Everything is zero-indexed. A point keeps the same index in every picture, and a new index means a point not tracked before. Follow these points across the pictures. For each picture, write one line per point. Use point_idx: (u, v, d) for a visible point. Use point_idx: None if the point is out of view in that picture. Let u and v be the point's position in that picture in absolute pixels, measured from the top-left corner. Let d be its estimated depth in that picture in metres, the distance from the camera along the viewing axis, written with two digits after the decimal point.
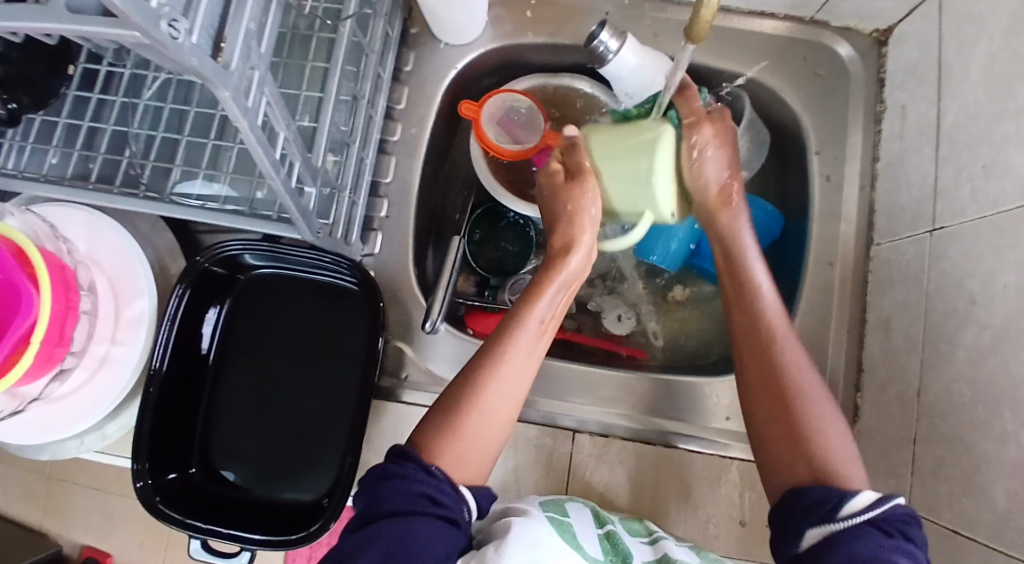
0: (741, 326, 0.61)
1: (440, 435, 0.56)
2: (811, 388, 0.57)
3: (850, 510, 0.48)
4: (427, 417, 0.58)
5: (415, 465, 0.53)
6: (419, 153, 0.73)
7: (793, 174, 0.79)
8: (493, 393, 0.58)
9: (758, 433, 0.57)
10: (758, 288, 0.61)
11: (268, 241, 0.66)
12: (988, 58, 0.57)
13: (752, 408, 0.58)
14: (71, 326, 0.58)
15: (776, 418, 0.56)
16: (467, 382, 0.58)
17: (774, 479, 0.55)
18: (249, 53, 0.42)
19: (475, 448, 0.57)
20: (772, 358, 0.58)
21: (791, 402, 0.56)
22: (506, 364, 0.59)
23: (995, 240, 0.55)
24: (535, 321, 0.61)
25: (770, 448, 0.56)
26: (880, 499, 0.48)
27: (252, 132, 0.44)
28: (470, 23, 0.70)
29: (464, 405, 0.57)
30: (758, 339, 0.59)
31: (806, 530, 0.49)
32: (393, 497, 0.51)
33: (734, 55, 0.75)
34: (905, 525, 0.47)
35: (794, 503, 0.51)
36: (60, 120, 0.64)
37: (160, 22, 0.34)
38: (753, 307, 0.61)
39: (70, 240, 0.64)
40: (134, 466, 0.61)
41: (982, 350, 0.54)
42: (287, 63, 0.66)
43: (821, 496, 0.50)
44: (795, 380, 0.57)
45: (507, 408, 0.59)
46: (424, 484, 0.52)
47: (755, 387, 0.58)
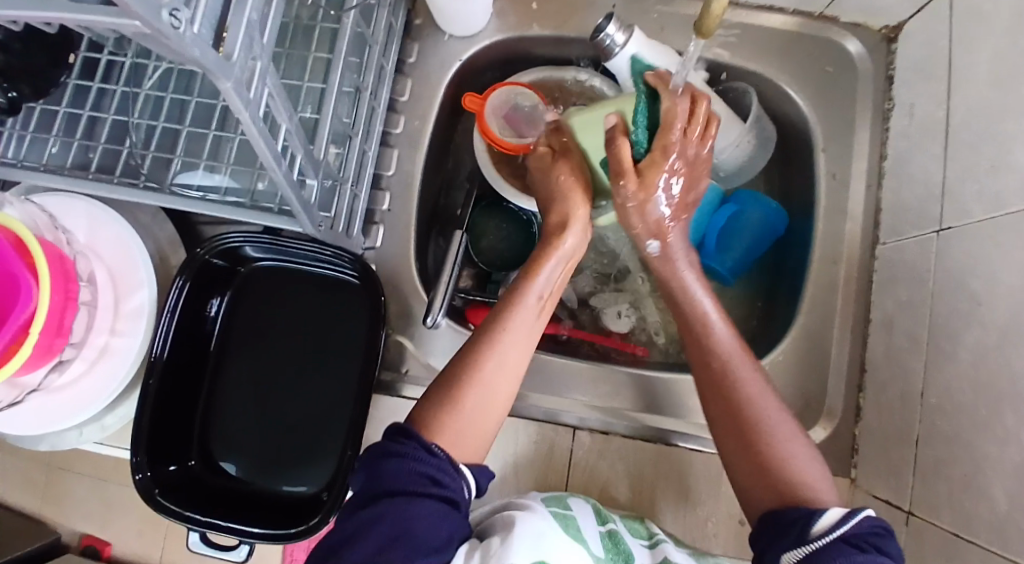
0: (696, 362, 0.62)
1: (441, 411, 0.57)
2: (775, 408, 0.58)
3: (820, 529, 0.49)
4: (428, 395, 0.59)
5: (416, 443, 0.53)
6: (421, 146, 0.73)
7: (798, 171, 0.78)
8: (492, 368, 0.59)
9: (725, 451, 0.58)
10: (709, 325, 0.62)
11: (269, 233, 0.66)
12: (997, 52, 0.56)
13: (716, 428, 0.59)
14: (70, 317, 0.58)
15: (740, 444, 0.57)
16: (464, 360, 0.59)
17: (753, 501, 0.55)
18: (252, 44, 0.42)
19: (475, 423, 0.57)
20: (729, 387, 0.59)
21: (754, 429, 0.57)
22: (503, 340, 0.60)
23: (1001, 238, 0.54)
24: (533, 297, 0.62)
25: (738, 472, 0.57)
26: (851, 512, 0.49)
27: (254, 124, 0.44)
28: (474, 14, 0.70)
29: (463, 381, 0.58)
30: (715, 368, 0.60)
31: (781, 552, 0.50)
32: (396, 477, 0.51)
33: (741, 50, 0.74)
34: (877, 536, 0.48)
35: (772, 522, 0.52)
36: (60, 110, 0.63)
37: (162, 12, 0.34)
38: (706, 342, 0.61)
39: (70, 231, 0.63)
40: (134, 458, 0.61)
41: (986, 350, 0.54)
42: (290, 54, 0.65)
43: (794, 517, 0.51)
44: (755, 391, 0.58)
45: (506, 384, 0.60)
46: (425, 463, 0.52)
47: (718, 405, 0.59)
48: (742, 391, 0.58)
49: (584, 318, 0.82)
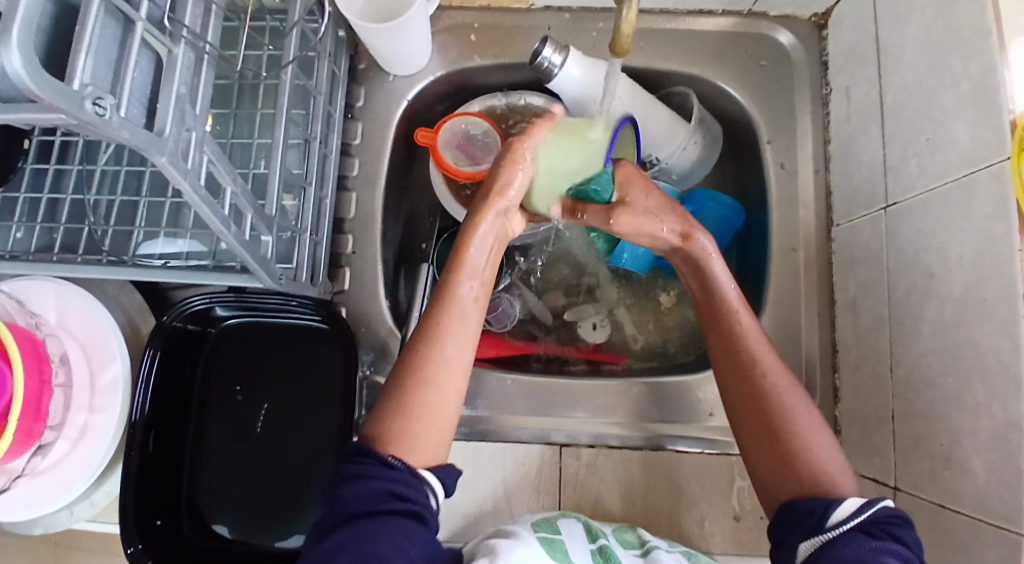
0: (722, 349, 0.62)
1: (394, 419, 0.56)
2: (806, 414, 0.58)
3: (837, 519, 0.50)
4: (378, 407, 0.58)
5: (373, 460, 0.54)
6: (378, 186, 0.74)
7: (749, 164, 0.79)
8: (439, 369, 0.58)
9: (746, 445, 0.59)
10: (734, 309, 0.62)
11: (233, 292, 0.67)
12: (922, 32, 0.58)
13: (737, 422, 0.60)
14: (47, 398, 0.59)
15: (763, 440, 0.57)
16: (409, 367, 0.58)
17: (767, 492, 0.57)
18: (184, 116, 0.42)
19: (429, 424, 0.57)
20: (751, 376, 0.59)
21: (776, 421, 0.57)
22: (446, 338, 0.59)
23: (945, 212, 0.55)
24: (467, 290, 0.61)
25: (761, 467, 0.57)
26: (867, 503, 0.50)
27: (195, 193, 0.45)
28: (414, 53, 0.71)
29: (412, 385, 0.57)
30: (739, 359, 0.60)
31: (796, 546, 0.51)
32: (358, 499, 0.52)
33: (678, 54, 0.75)
34: (892, 525, 0.50)
35: (790, 512, 0.53)
36: (20, 196, 0.65)
37: (85, 101, 0.34)
38: (729, 325, 0.62)
39: (39, 314, 0.64)
40: (123, 532, 0.62)
41: (946, 322, 0.55)
42: (237, 114, 0.66)
43: (810, 507, 0.52)
44: (782, 396, 0.58)
45: (457, 381, 0.59)
46: (386, 478, 0.53)
47: (734, 392, 0.60)
48: (762, 385, 0.59)
49: (561, 332, 0.83)
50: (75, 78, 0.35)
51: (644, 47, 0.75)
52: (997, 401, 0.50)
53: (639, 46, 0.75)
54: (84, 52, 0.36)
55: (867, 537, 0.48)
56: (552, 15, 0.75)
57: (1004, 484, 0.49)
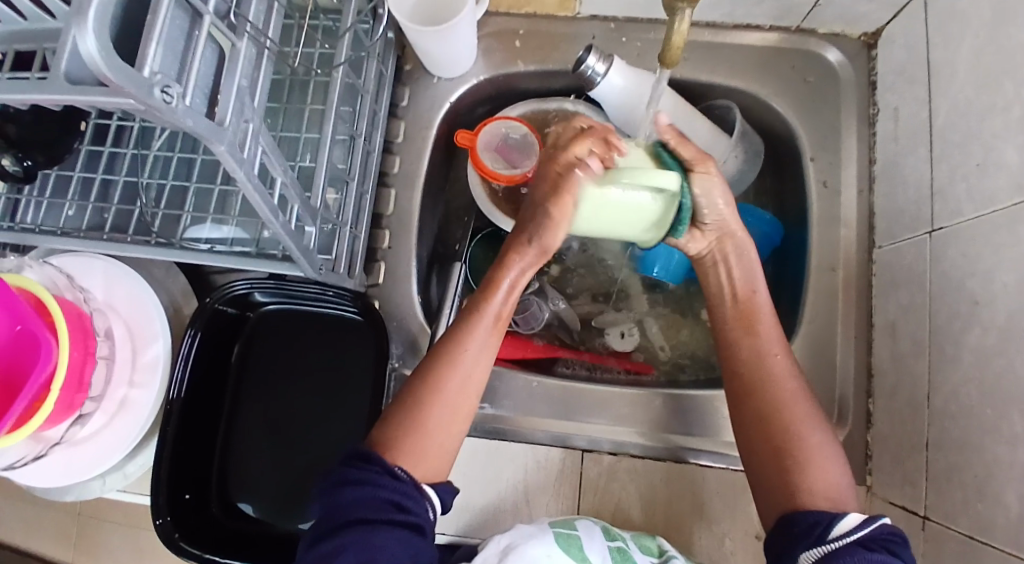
0: (742, 358, 0.61)
1: (407, 433, 0.58)
2: (814, 429, 0.57)
3: (840, 531, 0.50)
4: (392, 414, 0.59)
5: (377, 469, 0.55)
6: (418, 184, 0.75)
7: (790, 181, 0.79)
8: (452, 385, 0.60)
9: (748, 455, 0.59)
10: (759, 318, 0.62)
11: (274, 278, 0.68)
12: (974, 55, 0.57)
13: (744, 440, 0.59)
14: (89, 372, 0.61)
15: (768, 456, 0.57)
16: (423, 382, 0.60)
17: (767, 502, 0.57)
18: (243, 107, 0.44)
19: (437, 440, 0.59)
20: (762, 389, 0.59)
21: (781, 434, 0.57)
22: (463, 359, 0.60)
23: (993, 238, 0.54)
24: (490, 318, 0.62)
25: (761, 482, 0.57)
26: (868, 519, 0.50)
27: (249, 181, 0.46)
28: (461, 55, 0.72)
29: (426, 401, 0.59)
30: (752, 370, 0.60)
31: (799, 554, 0.51)
32: (359, 505, 0.52)
33: (723, 68, 0.75)
34: (891, 542, 0.49)
35: (786, 530, 0.53)
36: (75, 175, 0.67)
37: (154, 89, 0.36)
38: (753, 330, 0.62)
39: (88, 289, 0.67)
40: (154, 504, 0.64)
41: (987, 350, 0.54)
42: (286, 107, 0.68)
43: (812, 520, 0.52)
44: (796, 411, 0.58)
45: (469, 399, 0.61)
46: (388, 488, 0.54)
47: (742, 409, 0.60)
48: (772, 397, 0.58)
49: (589, 339, 0.83)
50: (146, 67, 0.37)
51: (689, 59, 0.75)
52: None
53: (684, 57, 0.75)
54: (155, 42, 0.37)
55: (865, 551, 0.48)
56: (597, 24, 0.75)
57: None
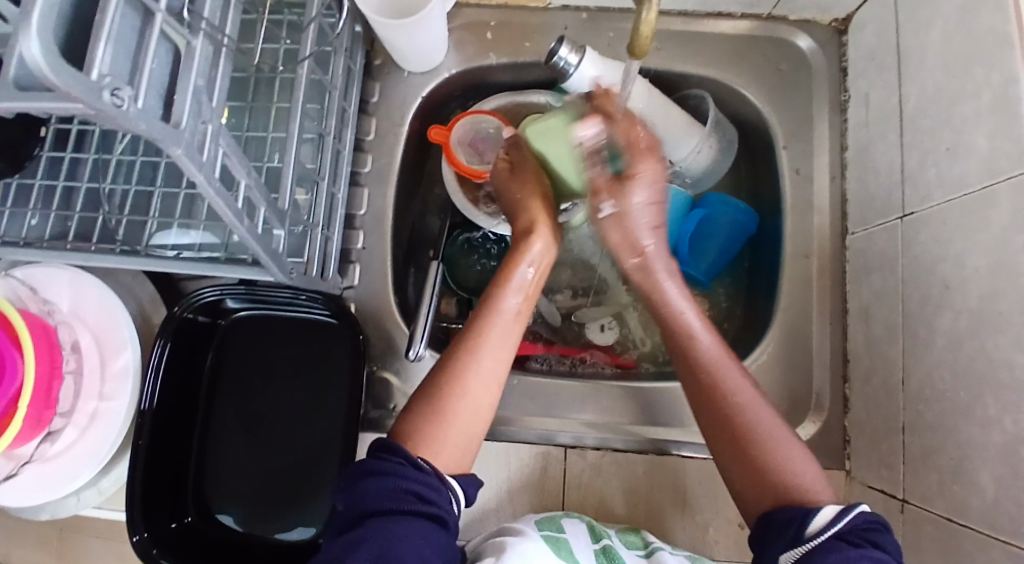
0: (684, 378, 0.61)
1: (427, 421, 0.57)
2: (773, 422, 0.58)
3: (814, 528, 0.50)
4: (411, 406, 0.59)
5: (400, 459, 0.54)
6: (390, 182, 0.74)
7: (765, 169, 0.79)
8: (474, 377, 0.59)
9: (719, 456, 0.58)
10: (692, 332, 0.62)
11: (244, 284, 0.67)
12: (943, 40, 0.57)
13: (718, 449, 0.59)
14: (58, 386, 0.59)
15: (732, 448, 0.57)
16: (445, 374, 0.59)
17: (744, 494, 0.57)
18: (200, 109, 0.42)
19: (458, 433, 0.58)
20: (716, 393, 0.59)
21: (746, 429, 0.57)
22: (483, 349, 0.60)
23: (962, 222, 0.54)
24: (508, 306, 0.63)
25: (732, 469, 0.57)
26: (844, 510, 0.50)
27: (210, 185, 0.44)
28: (430, 49, 0.71)
29: (447, 390, 0.59)
30: (696, 385, 0.60)
31: (779, 555, 0.51)
32: (381, 496, 0.52)
33: (695, 58, 0.75)
34: (871, 531, 0.50)
35: (767, 523, 0.53)
36: (37, 183, 0.65)
37: (103, 93, 0.34)
38: (689, 346, 0.61)
39: (53, 301, 0.65)
40: (128, 520, 0.62)
41: (959, 334, 0.54)
42: (253, 106, 0.66)
43: (789, 517, 0.52)
44: (753, 415, 0.58)
45: (489, 392, 0.60)
46: (410, 479, 0.53)
47: (704, 415, 0.60)
48: (739, 400, 0.58)
49: (569, 333, 0.83)
50: (94, 69, 0.35)
51: (662, 49, 0.75)
52: (1009, 415, 0.49)
53: (656, 47, 0.75)
54: (103, 43, 0.36)
55: (847, 546, 0.48)
56: (570, 15, 0.75)
57: (1012, 499, 0.49)
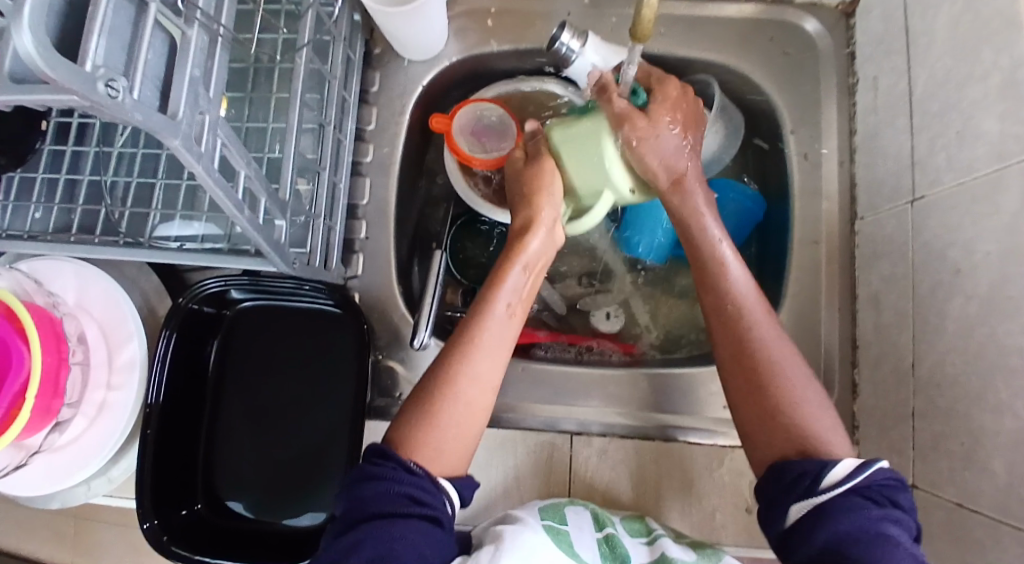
0: (712, 315, 0.61)
1: (418, 429, 0.57)
2: (798, 375, 0.56)
3: (831, 481, 0.49)
4: (404, 412, 0.59)
5: (395, 464, 0.54)
6: (393, 172, 0.74)
7: (772, 154, 0.78)
8: (466, 383, 0.59)
9: (737, 402, 0.58)
10: (723, 263, 0.61)
11: (248, 275, 0.67)
12: (951, 20, 0.56)
13: (736, 393, 0.58)
14: (65, 376, 0.60)
15: (754, 391, 0.56)
16: (437, 380, 0.59)
17: (756, 443, 0.56)
18: (197, 99, 0.42)
19: (452, 438, 0.57)
20: (742, 333, 0.58)
21: (769, 376, 0.56)
22: (475, 353, 0.59)
23: (973, 206, 0.53)
24: (503, 305, 0.62)
25: (747, 422, 0.57)
26: (865, 464, 0.49)
27: (209, 176, 0.45)
28: (431, 38, 0.71)
29: (439, 396, 0.58)
30: (724, 317, 0.59)
31: (789, 507, 0.50)
32: (377, 499, 0.52)
33: (700, 41, 0.74)
34: (888, 489, 0.49)
35: (779, 477, 0.52)
36: (38, 176, 0.65)
37: (98, 84, 0.34)
38: (721, 284, 0.60)
39: (59, 293, 0.65)
40: (139, 509, 0.64)
41: (970, 319, 0.53)
42: (252, 97, 0.66)
43: (801, 469, 0.51)
44: (778, 363, 0.57)
45: (484, 396, 0.60)
46: (405, 482, 0.53)
47: (729, 357, 0.59)
48: (763, 352, 0.57)
49: (575, 322, 0.82)
50: (88, 61, 0.35)
51: (665, 33, 0.74)
52: (1020, 400, 0.48)
53: (659, 31, 0.74)
54: (96, 35, 0.36)
55: (866, 504, 0.48)
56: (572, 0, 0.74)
57: None
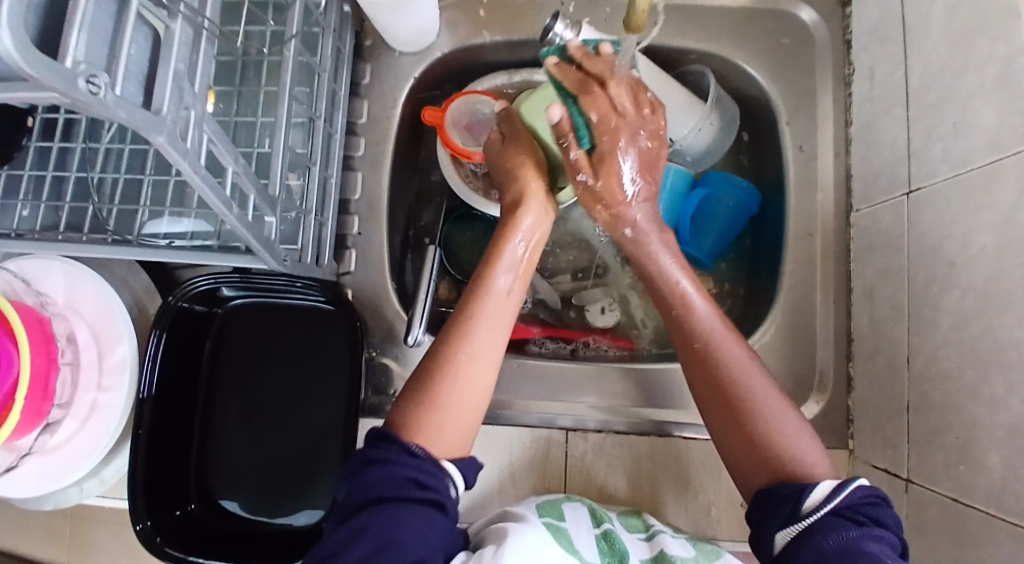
0: (682, 354, 0.61)
1: (420, 409, 0.56)
2: (773, 401, 0.56)
3: (810, 505, 0.49)
4: (405, 393, 0.58)
5: (397, 447, 0.53)
6: (385, 166, 0.73)
7: (767, 145, 0.77)
8: (467, 361, 0.58)
9: (717, 431, 0.57)
10: (687, 296, 0.62)
11: (239, 273, 0.66)
12: (948, 11, 0.56)
13: (713, 421, 0.58)
14: (55, 378, 0.59)
15: (731, 420, 0.56)
16: (437, 360, 0.58)
17: (741, 470, 0.55)
18: (182, 94, 0.41)
19: (455, 417, 0.57)
20: (711, 364, 0.58)
21: (746, 402, 0.56)
22: (475, 332, 0.59)
23: (970, 199, 0.53)
24: (497, 287, 0.62)
25: (729, 450, 0.56)
26: (841, 485, 0.49)
27: (196, 172, 0.44)
28: (421, 30, 0.69)
29: (439, 375, 0.57)
30: (694, 356, 0.59)
31: (774, 534, 0.50)
32: (379, 485, 0.51)
33: (696, 32, 0.73)
34: (870, 507, 0.49)
35: (766, 498, 0.52)
36: (25, 173, 0.64)
37: (79, 80, 0.33)
38: (687, 323, 0.61)
39: (47, 294, 0.64)
40: (132, 508, 0.62)
41: (966, 313, 0.53)
42: (241, 91, 0.65)
43: (784, 494, 0.51)
44: (753, 390, 0.56)
45: (486, 375, 0.59)
46: (407, 466, 0.53)
47: (702, 386, 0.58)
48: (740, 382, 0.57)
49: (569, 317, 0.82)
50: (68, 57, 0.34)
51: (658, 23, 0.73)
52: (1016, 394, 0.48)
53: (653, 21, 0.73)
54: (76, 29, 0.35)
55: (847, 524, 0.47)
56: None
57: (1019, 480, 0.48)
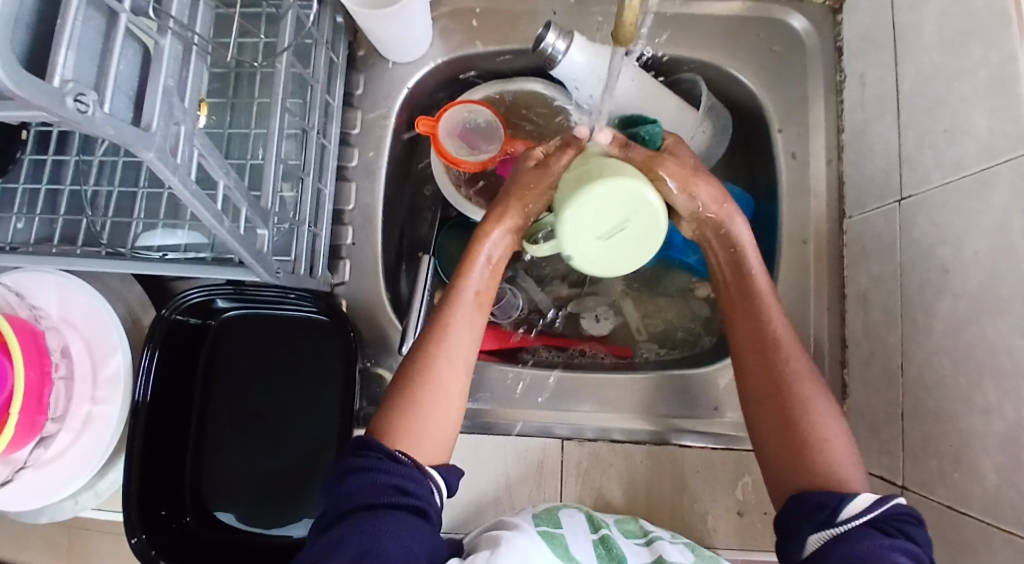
0: (745, 331, 0.61)
1: (401, 414, 0.57)
2: (826, 409, 0.56)
3: (848, 514, 0.49)
4: (385, 397, 0.59)
5: (378, 453, 0.54)
6: (379, 176, 0.73)
7: (760, 151, 0.77)
8: (443, 365, 0.59)
9: (764, 434, 0.57)
10: (762, 291, 0.61)
11: (232, 284, 0.67)
12: (939, 18, 0.56)
13: (759, 421, 0.58)
14: (48, 391, 0.59)
15: (779, 419, 0.57)
16: (415, 364, 0.59)
17: (777, 477, 0.56)
18: (172, 109, 0.41)
19: (434, 423, 0.57)
20: (773, 358, 0.59)
21: (795, 408, 0.56)
22: (451, 336, 0.60)
23: (962, 205, 0.53)
24: (471, 294, 0.62)
25: (769, 450, 0.57)
26: (880, 500, 0.49)
27: (186, 188, 0.44)
28: (413, 40, 0.70)
29: (417, 379, 0.58)
30: (760, 338, 0.60)
31: (807, 536, 0.50)
32: (361, 494, 0.51)
33: (688, 40, 0.73)
34: (905, 523, 0.48)
35: (797, 506, 0.51)
36: (19, 187, 0.64)
37: (67, 98, 0.33)
38: (761, 309, 0.61)
39: (41, 307, 0.64)
40: (127, 523, 0.63)
41: (959, 319, 0.53)
42: (234, 103, 0.65)
43: (820, 501, 0.50)
44: (807, 396, 0.57)
45: (460, 380, 0.60)
46: (390, 474, 0.53)
47: (760, 391, 0.58)
48: (795, 383, 0.57)
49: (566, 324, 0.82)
50: (56, 75, 0.34)
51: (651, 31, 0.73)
52: (1010, 402, 0.48)
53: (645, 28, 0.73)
54: (65, 47, 0.35)
55: (881, 535, 0.47)
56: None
57: (1015, 488, 0.48)
